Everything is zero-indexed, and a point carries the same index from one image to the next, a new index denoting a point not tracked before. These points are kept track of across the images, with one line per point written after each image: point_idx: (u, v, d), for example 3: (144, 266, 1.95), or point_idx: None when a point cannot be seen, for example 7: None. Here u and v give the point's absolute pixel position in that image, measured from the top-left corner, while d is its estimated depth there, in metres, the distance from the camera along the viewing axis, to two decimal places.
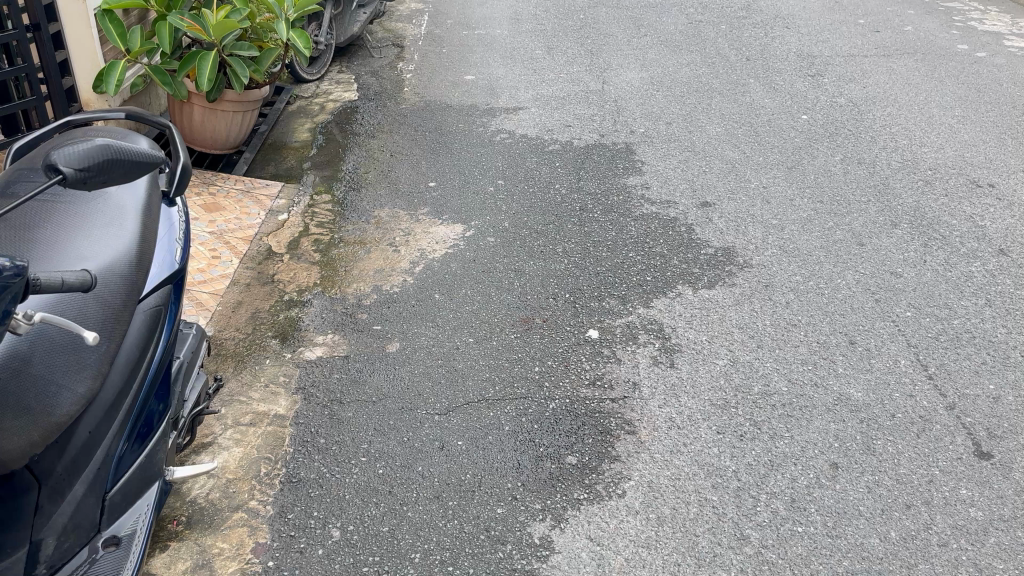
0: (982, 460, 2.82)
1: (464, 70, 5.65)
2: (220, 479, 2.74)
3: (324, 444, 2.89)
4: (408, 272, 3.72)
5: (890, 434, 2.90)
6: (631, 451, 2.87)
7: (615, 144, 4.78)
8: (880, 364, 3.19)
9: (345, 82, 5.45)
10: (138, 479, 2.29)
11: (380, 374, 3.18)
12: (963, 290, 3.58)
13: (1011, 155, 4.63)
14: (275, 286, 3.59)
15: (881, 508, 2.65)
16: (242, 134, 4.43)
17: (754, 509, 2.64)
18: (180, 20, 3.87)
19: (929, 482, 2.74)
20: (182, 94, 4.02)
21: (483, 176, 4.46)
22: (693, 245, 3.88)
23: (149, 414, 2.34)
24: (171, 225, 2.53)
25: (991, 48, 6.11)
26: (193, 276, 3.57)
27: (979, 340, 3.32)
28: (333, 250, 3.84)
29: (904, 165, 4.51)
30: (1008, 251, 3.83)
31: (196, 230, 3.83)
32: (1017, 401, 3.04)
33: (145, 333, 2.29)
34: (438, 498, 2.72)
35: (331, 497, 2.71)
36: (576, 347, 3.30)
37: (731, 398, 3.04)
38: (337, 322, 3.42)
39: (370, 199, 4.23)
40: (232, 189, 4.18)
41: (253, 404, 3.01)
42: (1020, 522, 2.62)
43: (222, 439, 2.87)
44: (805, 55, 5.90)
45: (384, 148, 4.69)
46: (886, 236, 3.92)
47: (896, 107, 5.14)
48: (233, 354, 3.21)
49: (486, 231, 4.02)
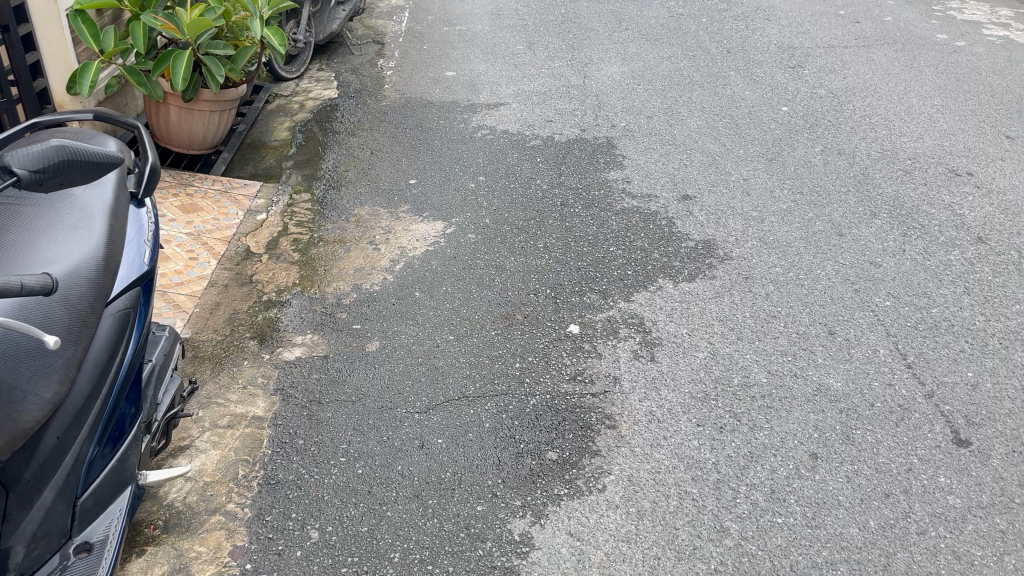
0: (960, 448, 2.83)
1: (445, 66, 5.63)
2: (197, 482, 2.72)
3: (303, 445, 2.87)
4: (388, 270, 3.70)
5: (869, 423, 2.91)
6: (612, 445, 2.86)
7: (596, 138, 4.77)
8: (860, 354, 3.20)
9: (324, 80, 5.41)
10: (110, 484, 2.28)
11: (359, 374, 3.17)
12: (942, 278, 3.59)
13: (990, 144, 4.65)
14: (254, 286, 3.56)
15: (861, 498, 2.65)
16: (219, 134, 4.40)
17: (734, 501, 2.64)
18: (154, 19, 3.83)
19: (908, 471, 2.75)
20: (158, 94, 3.99)
21: (464, 173, 4.44)
22: (674, 238, 3.88)
23: (120, 418, 2.33)
24: (140, 227, 2.50)
25: (970, 37, 6.13)
26: (170, 278, 3.54)
27: (957, 328, 3.33)
28: (312, 249, 3.82)
29: (883, 155, 4.52)
30: (987, 239, 3.84)
31: (173, 231, 3.80)
32: (995, 388, 3.05)
33: (114, 336, 2.27)
34: (418, 497, 2.71)
35: (310, 498, 2.69)
36: (557, 343, 3.29)
37: (711, 391, 3.04)
38: (316, 322, 3.40)
39: (350, 197, 4.20)
40: (210, 189, 4.15)
41: (230, 406, 2.99)
42: (997, 508, 2.64)
43: (199, 442, 2.85)
44: (786, 47, 5.90)
45: (364, 146, 4.66)
46: (866, 226, 3.92)
47: (875, 98, 5.14)
48: (210, 356, 3.19)
49: (467, 227, 4.00)
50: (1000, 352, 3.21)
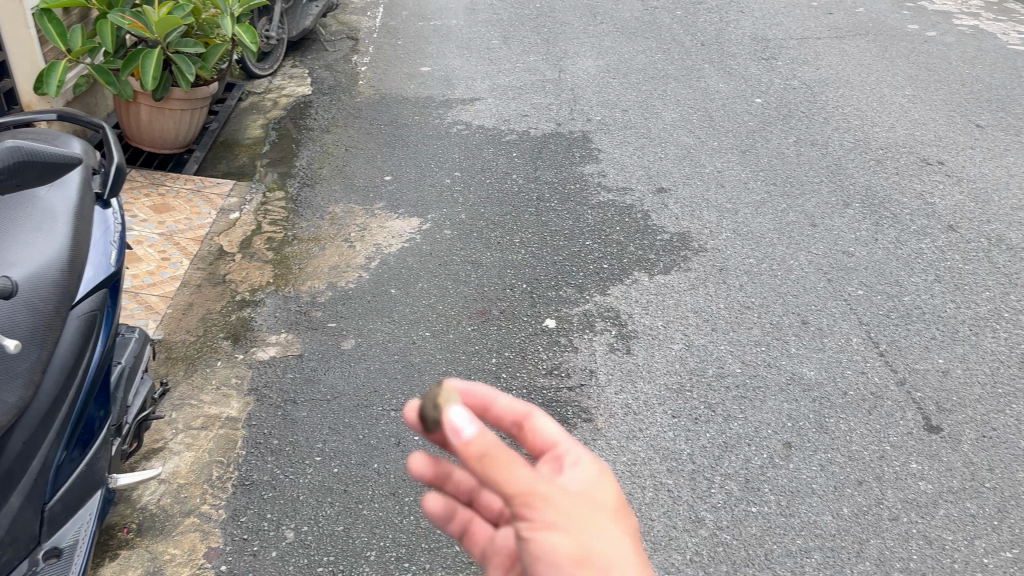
0: (931, 434, 2.86)
1: (420, 61, 5.60)
2: (171, 484, 2.69)
3: (278, 445, 2.85)
4: (363, 268, 3.68)
5: (842, 411, 2.93)
6: (588, 438, 2.82)
7: (572, 132, 4.77)
8: (833, 342, 3.22)
9: (298, 77, 5.37)
10: (79, 488, 2.25)
11: (334, 372, 3.15)
12: (914, 266, 3.62)
13: (960, 133, 4.70)
14: (227, 286, 3.54)
15: (834, 485, 2.68)
16: (191, 132, 4.36)
17: (708, 491, 2.65)
18: (122, 18, 3.78)
19: (880, 458, 2.77)
20: (127, 93, 3.93)
21: (439, 168, 4.42)
22: (649, 231, 3.89)
23: (88, 421, 2.30)
24: (106, 228, 2.47)
25: (940, 27, 6.18)
26: (142, 279, 3.50)
27: (929, 316, 3.36)
28: (286, 247, 3.79)
29: (856, 145, 4.55)
30: (957, 227, 3.88)
31: (144, 232, 3.76)
32: (965, 374, 3.09)
33: (80, 338, 2.25)
34: (394, 495, 2.71)
35: (285, 498, 2.68)
36: (533, 337, 3.29)
37: (687, 382, 3.05)
38: (291, 321, 3.38)
39: (324, 195, 4.18)
40: (182, 188, 4.11)
41: (204, 408, 2.97)
42: (967, 493, 2.68)
43: (172, 444, 2.83)
44: (760, 39, 5.93)
45: (339, 143, 4.64)
46: (838, 216, 3.95)
47: (848, 88, 5.18)
48: (183, 357, 3.16)
49: (443, 223, 3.99)
50: (970, 338, 3.25)
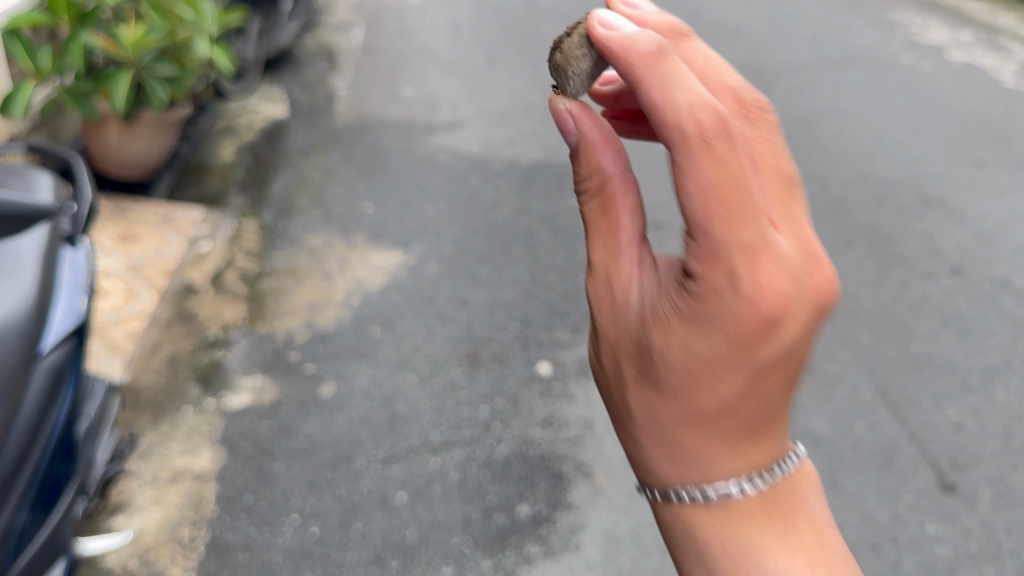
0: (946, 493, 2.74)
1: (403, 83, 5.43)
2: (137, 545, 2.46)
3: (252, 502, 2.63)
4: (344, 304, 3.48)
5: (854, 467, 2.80)
6: (587, 497, 2.74)
7: (562, 162, 4.62)
8: (841, 393, 3.09)
9: (274, 98, 5.18)
10: (41, 557, 2.07)
11: (313, 421, 2.94)
12: (919, 310, 3.53)
13: (959, 170, 4.64)
14: (197, 324, 3.31)
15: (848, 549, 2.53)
16: (162, 156, 4.12)
17: None
18: (94, 37, 3.55)
19: (894, 518, 2.64)
20: (97, 116, 3.69)
21: (424, 198, 4.23)
22: None
23: (52, 481, 2.12)
24: (76, 271, 2.25)
25: (933, 60, 6.16)
26: (107, 314, 3.25)
27: (937, 363, 3.26)
28: (261, 281, 3.58)
29: (855, 179, 4.47)
30: (961, 269, 3.80)
31: (110, 262, 3.51)
32: (977, 428, 2.99)
33: (46, 394, 2.03)
34: (379, 559, 2.50)
35: (261, 563, 2.46)
36: (525, 384, 3.15)
37: None
38: (266, 362, 3.16)
39: (302, 224, 3.98)
40: (151, 216, 3.86)
41: (173, 458, 2.74)
42: (986, 557, 2.55)
43: (138, 499, 2.59)
44: (752, 67, 5.85)
45: (318, 169, 4.44)
46: (840, 255, 3.85)
47: (843, 121, 5.10)
48: (150, 403, 2.92)
49: (429, 257, 3.80)
50: (981, 390, 3.16)
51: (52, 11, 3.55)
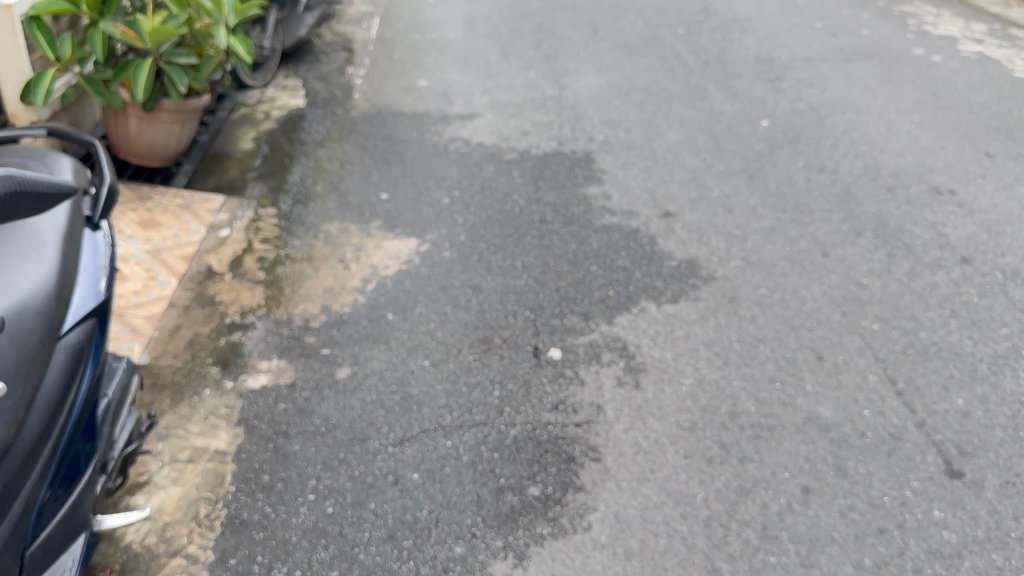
0: (953, 480, 2.77)
1: (418, 75, 5.47)
2: (156, 522, 2.52)
3: (269, 482, 2.69)
4: (359, 291, 3.53)
5: (860, 454, 2.84)
6: (597, 479, 2.75)
7: (574, 152, 4.65)
8: (849, 380, 3.14)
9: (291, 88, 5.23)
10: (62, 531, 2.08)
11: (329, 403, 2.99)
12: (928, 300, 3.55)
13: (970, 161, 4.64)
14: (216, 308, 3.37)
15: (854, 534, 2.57)
16: (182, 144, 4.18)
17: (724, 540, 2.54)
18: (113, 26, 3.62)
19: (901, 504, 2.68)
20: (117, 104, 3.76)
21: (438, 187, 4.28)
22: (656, 257, 3.80)
23: (73, 457, 2.14)
24: (96, 252, 2.31)
25: (946, 52, 6.15)
26: (128, 299, 3.33)
27: (946, 353, 3.29)
28: (278, 267, 3.63)
29: (865, 171, 4.49)
30: (971, 260, 3.82)
31: (131, 248, 3.60)
32: (986, 416, 3.02)
33: (67, 372, 2.08)
34: (392, 538, 2.54)
35: (276, 540, 2.51)
36: (538, 369, 3.18)
37: (699, 420, 2.97)
38: (283, 346, 3.22)
39: (318, 212, 4.03)
40: (170, 203, 3.94)
41: (191, 439, 2.80)
42: (993, 543, 2.57)
43: (158, 478, 2.66)
44: (764, 59, 5.86)
45: (333, 158, 4.49)
46: (850, 245, 3.88)
47: (854, 113, 5.11)
48: (170, 384, 2.99)
49: (442, 244, 3.85)
50: (990, 378, 3.18)
51: (72, 1, 3.62)
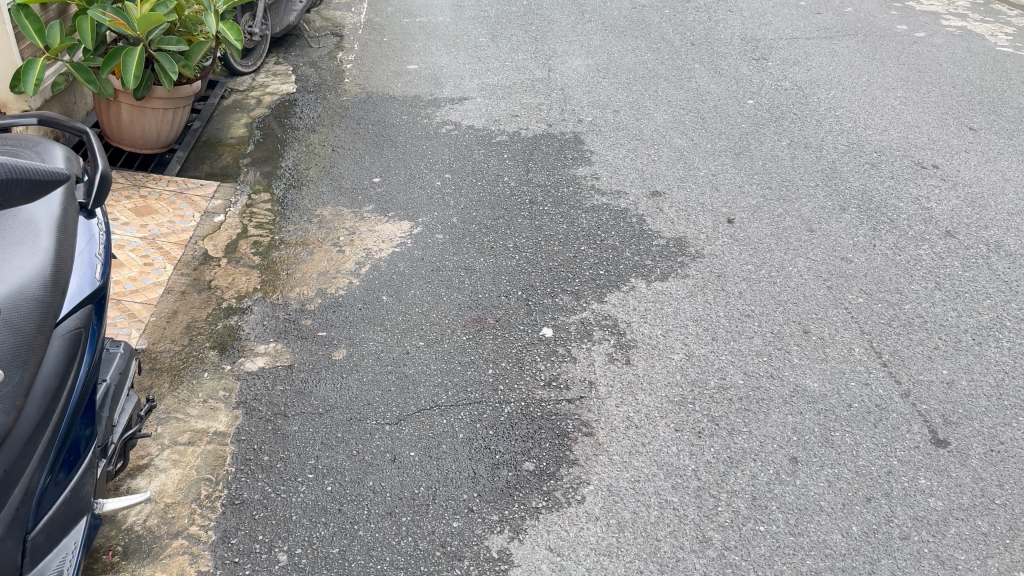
0: (939, 448, 2.85)
1: (407, 59, 5.49)
2: (158, 504, 2.57)
3: (268, 462, 2.73)
4: (354, 274, 3.57)
5: (847, 424, 2.91)
6: (589, 453, 2.81)
7: (563, 133, 4.69)
8: (834, 353, 3.21)
9: (282, 74, 5.24)
10: (64, 515, 2.12)
11: (326, 385, 3.04)
12: (913, 274, 3.62)
13: (954, 136, 4.69)
14: (212, 293, 3.41)
15: (842, 503, 2.64)
16: (174, 132, 4.20)
17: (715, 510, 2.61)
18: (101, 14, 3.64)
19: (887, 473, 2.75)
20: (108, 92, 3.78)
21: (429, 170, 4.31)
22: (645, 236, 3.86)
23: (74, 442, 2.17)
24: (90, 239, 2.35)
25: (929, 28, 6.19)
26: (124, 285, 3.37)
27: (930, 325, 3.36)
28: (273, 252, 3.67)
29: (850, 147, 4.54)
30: (955, 233, 3.88)
31: (125, 235, 3.63)
32: (970, 385, 3.09)
33: (64, 359, 2.12)
34: (391, 514, 2.58)
35: (277, 519, 2.54)
36: (531, 347, 3.24)
37: (689, 394, 3.03)
38: (280, 329, 3.26)
39: (311, 197, 4.06)
40: (164, 191, 3.97)
41: (190, 422, 2.85)
42: (978, 510, 2.64)
43: (158, 460, 2.71)
44: (749, 39, 5.90)
45: (325, 143, 4.51)
46: (835, 221, 3.94)
47: (839, 90, 5.16)
48: (168, 368, 3.04)
49: (435, 227, 3.89)
50: (973, 348, 3.25)
51: None
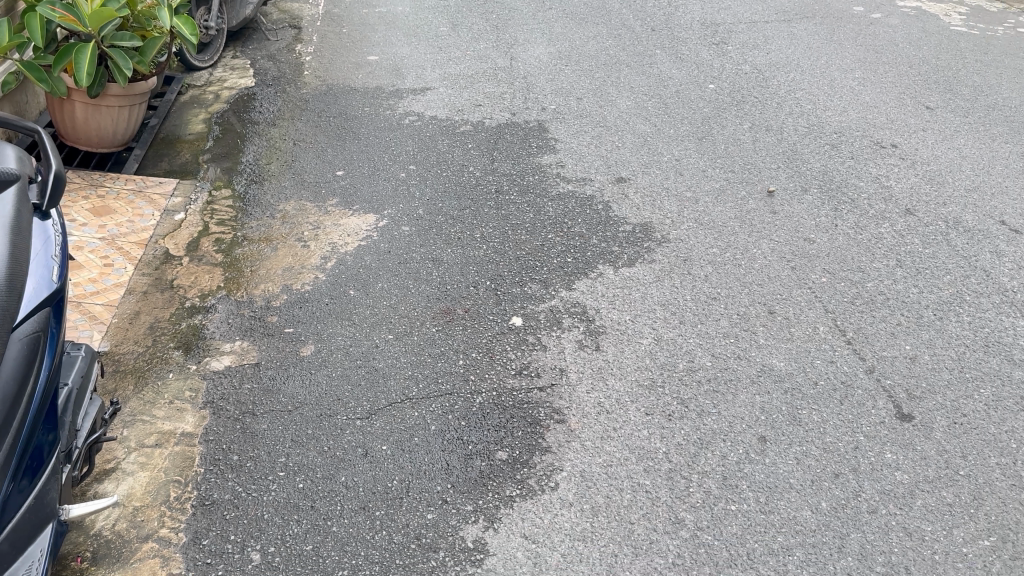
0: (903, 423, 2.90)
1: (367, 50, 5.43)
2: (126, 508, 2.53)
3: (238, 461, 2.70)
4: (319, 268, 3.53)
5: (813, 402, 2.96)
6: (562, 440, 2.81)
7: (527, 122, 4.68)
8: (800, 332, 3.25)
9: (240, 68, 5.16)
10: (29, 522, 2.07)
11: (295, 381, 3.00)
12: (874, 252, 3.68)
13: (911, 115, 4.77)
14: (175, 292, 3.36)
15: (811, 480, 2.68)
16: (131, 129, 4.11)
17: (686, 491, 2.64)
18: (51, 10, 3.55)
19: (855, 449, 2.79)
20: (61, 91, 3.69)
21: (393, 162, 4.28)
22: (612, 222, 3.87)
23: (37, 448, 2.12)
24: (46, 240, 2.29)
25: (885, 9, 6.28)
26: (85, 287, 3.31)
27: (892, 301, 3.41)
28: (235, 248, 3.62)
29: (810, 129, 4.59)
30: (914, 211, 3.94)
31: (84, 236, 3.56)
32: (932, 360, 3.15)
33: (23, 364, 2.07)
34: (364, 509, 2.56)
35: (249, 518, 2.52)
36: (500, 336, 3.23)
37: (658, 377, 3.05)
38: (245, 327, 3.22)
39: (274, 192, 4.00)
40: (122, 190, 3.90)
41: (157, 424, 2.80)
42: (943, 481, 2.70)
43: (125, 464, 2.66)
44: (709, 23, 5.93)
45: (286, 137, 4.45)
46: (797, 202, 3.99)
47: (798, 72, 5.21)
48: (132, 370, 2.98)
49: (400, 219, 3.86)
50: (935, 323, 3.31)
51: None
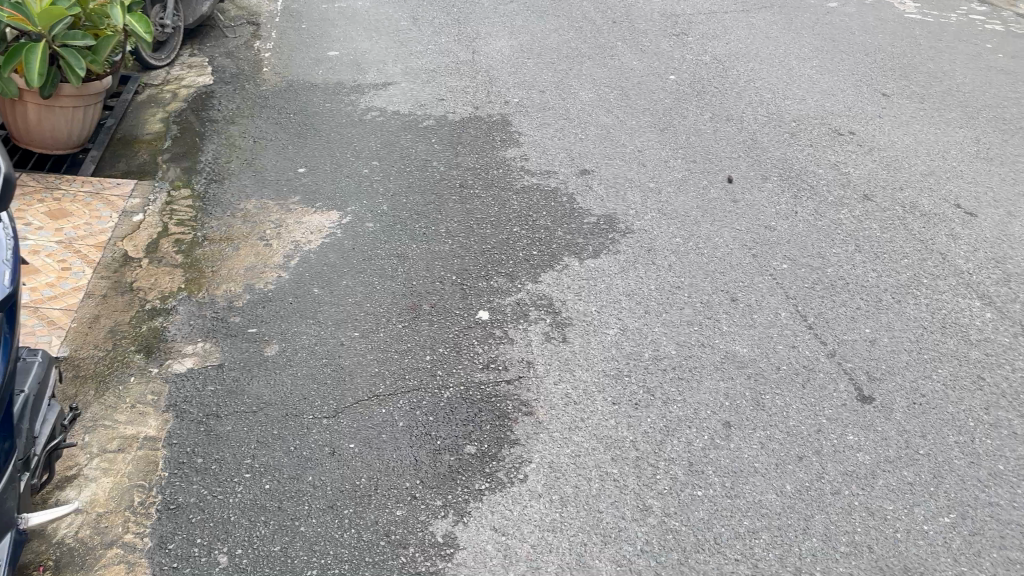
0: (865, 405, 2.95)
1: (328, 46, 5.38)
2: (89, 514, 2.49)
3: (203, 464, 2.67)
4: (282, 267, 3.50)
5: (777, 387, 3.00)
6: (530, 432, 2.82)
7: (490, 116, 4.67)
8: (762, 318, 3.29)
9: (198, 66, 5.09)
10: None
11: (260, 381, 2.98)
12: (834, 238, 3.73)
13: (868, 102, 4.84)
14: (135, 295, 3.30)
15: (776, 463, 2.72)
16: (86, 130, 4.03)
17: (654, 478, 2.66)
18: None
19: (817, 432, 2.84)
20: (12, 92, 3.62)
21: (356, 158, 4.24)
22: (576, 214, 3.88)
23: None
24: None
25: None
26: (42, 292, 3.24)
27: (852, 286, 3.47)
28: (196, 249, 3.57)
29: (770, 118, 4.64)
30: (872, 196, 4.01)
31: (40, 240, 3.48)
32: (891, 342, 3.21)
33: None
34: (332, 508, 2.55)
35: (215, 521, 2.49)
36: (467, 330, 3.23)
37: (624, 367, 3.07)
38: (208, 328, 3.18)
39: (235, 190, 3.95)
40: (78, 192, 3.82)
41: (119, 428, 2.76)
42: (904, 461, 2.75)
43: (87, 470, 2.62)
44: (669, 15, 5.96)
45: (246, 135, 4.39)
46: (758, 190, 4.04)
47: (757, 62, 5.27)
48: (92, 374, 2.93)
49: (364, 216, 3.84)
50: (894, 306, 3.37)
51: None
